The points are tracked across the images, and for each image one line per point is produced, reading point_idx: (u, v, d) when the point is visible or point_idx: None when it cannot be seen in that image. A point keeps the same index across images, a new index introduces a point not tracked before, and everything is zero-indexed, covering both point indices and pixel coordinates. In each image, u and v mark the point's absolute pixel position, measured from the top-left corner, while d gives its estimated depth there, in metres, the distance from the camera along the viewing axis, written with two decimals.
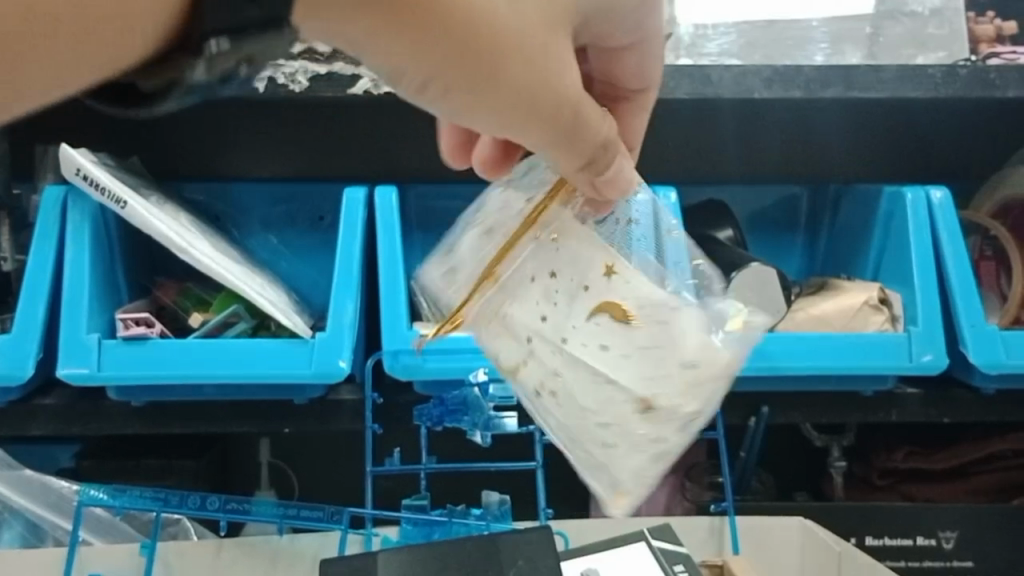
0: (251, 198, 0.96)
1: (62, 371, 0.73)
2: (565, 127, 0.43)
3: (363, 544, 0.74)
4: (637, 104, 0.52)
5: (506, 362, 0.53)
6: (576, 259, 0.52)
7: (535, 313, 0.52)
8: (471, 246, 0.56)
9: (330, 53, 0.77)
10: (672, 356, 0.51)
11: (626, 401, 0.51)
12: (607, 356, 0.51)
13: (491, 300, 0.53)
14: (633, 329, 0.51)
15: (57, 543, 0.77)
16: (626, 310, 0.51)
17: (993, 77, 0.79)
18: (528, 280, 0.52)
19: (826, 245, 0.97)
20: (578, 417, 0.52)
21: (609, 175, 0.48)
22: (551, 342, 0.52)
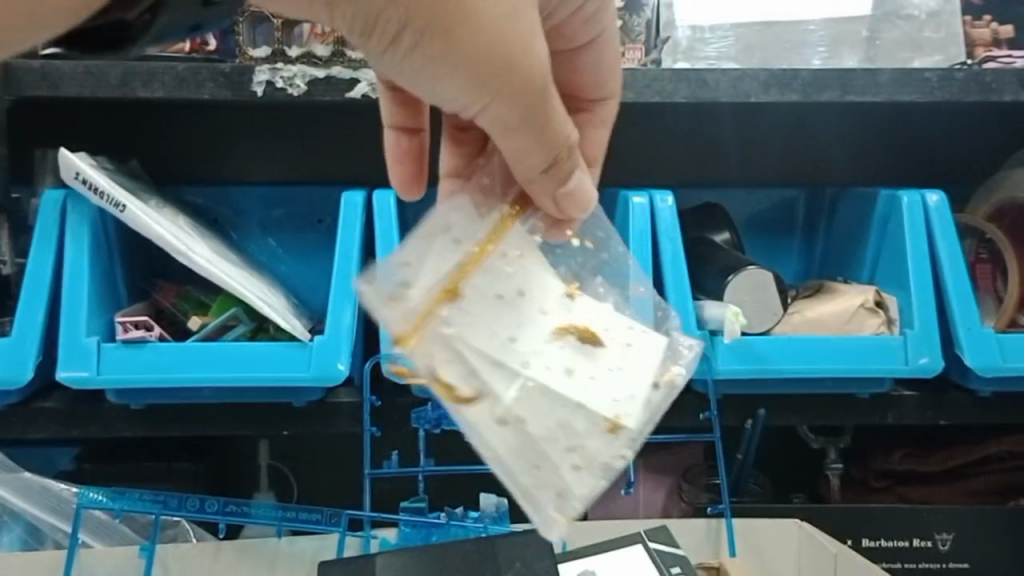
0: (250, 201, 0.96)
1: (62, 374, 0.74)
2: (534, 121, 0.40)
3: (361, 547, 0.75)
4: (599, 113, 0.53)
5: (457, 391, 0.43)
6: (539, 283, 0.47)
7: (497, 336, 0.44)
8: (426, 258, 0.46)
9: (328, 57, 0.77)
10: (636, 375, 0.46)
11: (589, 423, 0.44)
12: (573, 381, 0.44)
13: (455, 318, 0.44)
14: (598, 350, 0.46)
15: (57, 545, 0.77)
16: (593, 332, 0.46)
17: (988, 81, 0.79)
18: (490, 299, 0.45)
19: (823, 248, 0.97)
20: (538, 453, 0.43)
21: (571, 186, 0.46)
22: (512, 367, 0.43)
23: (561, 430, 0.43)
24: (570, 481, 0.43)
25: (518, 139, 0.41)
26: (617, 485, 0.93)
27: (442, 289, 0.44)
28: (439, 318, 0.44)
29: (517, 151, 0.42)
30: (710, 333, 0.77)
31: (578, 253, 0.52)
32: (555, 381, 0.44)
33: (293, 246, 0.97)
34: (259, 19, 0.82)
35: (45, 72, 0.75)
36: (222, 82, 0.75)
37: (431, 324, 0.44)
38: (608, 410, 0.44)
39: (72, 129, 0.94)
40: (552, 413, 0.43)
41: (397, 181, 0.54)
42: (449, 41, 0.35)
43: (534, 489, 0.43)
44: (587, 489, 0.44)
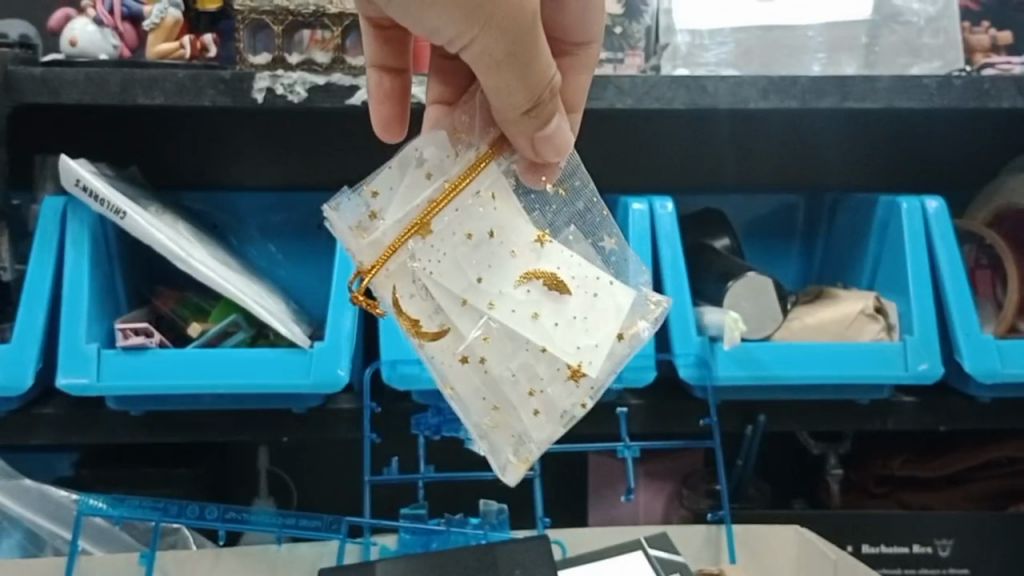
0: (249, 206, 0.96)
1: (61, 381, 0.74)
2: (518, 55, 0.40)
3: (361, 553, 0.75)
4: (581, 59, 0.51)
5: (427, 327, 0.52)
6: (511, 224, 0.51)
7: (466, 277, 0.51)
8: (398, 190, 0.51)
9: (328, 64, 0.79)
10: (599, 324, 0.52)
11: (550, 367, 0.52)
12: (536, 325, 0.51)
13: (423, 254, 0.50)
14: (565, 297, 0.51)
15: (55, 552, 0.78)
16: (561, 279, 0.51)
17: (987, 87, 0.79)
18: (460, 240, 0.50)
19: (821, 254, 0.97)
20: (498, 386, 0.52)
21: (551, 131, 0.45)
22: (479, 307, 0.51)
23: (517, 365, 0.52)
24: (524, 415, 0.53)
25: (503, 74, 0.41)
26: (617, 491, 0.93)
27: (413, 223, 0.50)
28: (406, 252, 0.50)
29: (499, 90, 0.42)
30: (709, 339, 0.77)
31: (552, 201, 0.53)
32: (518, 318, 0.51)
33: (292, 251, 0.97)
34: (261, 24, 0.80)
35: (45, 79, 0.75)
36: (223, 89, 0.75)
37: (399, 256, 0.50)
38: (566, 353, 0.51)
39: (72, 135, 0.94)
40: (511, 349, 0.51)
41: (377, 123, 0.52)
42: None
43: (495, 420, 0.53)
44: (543, 435, 0.53)
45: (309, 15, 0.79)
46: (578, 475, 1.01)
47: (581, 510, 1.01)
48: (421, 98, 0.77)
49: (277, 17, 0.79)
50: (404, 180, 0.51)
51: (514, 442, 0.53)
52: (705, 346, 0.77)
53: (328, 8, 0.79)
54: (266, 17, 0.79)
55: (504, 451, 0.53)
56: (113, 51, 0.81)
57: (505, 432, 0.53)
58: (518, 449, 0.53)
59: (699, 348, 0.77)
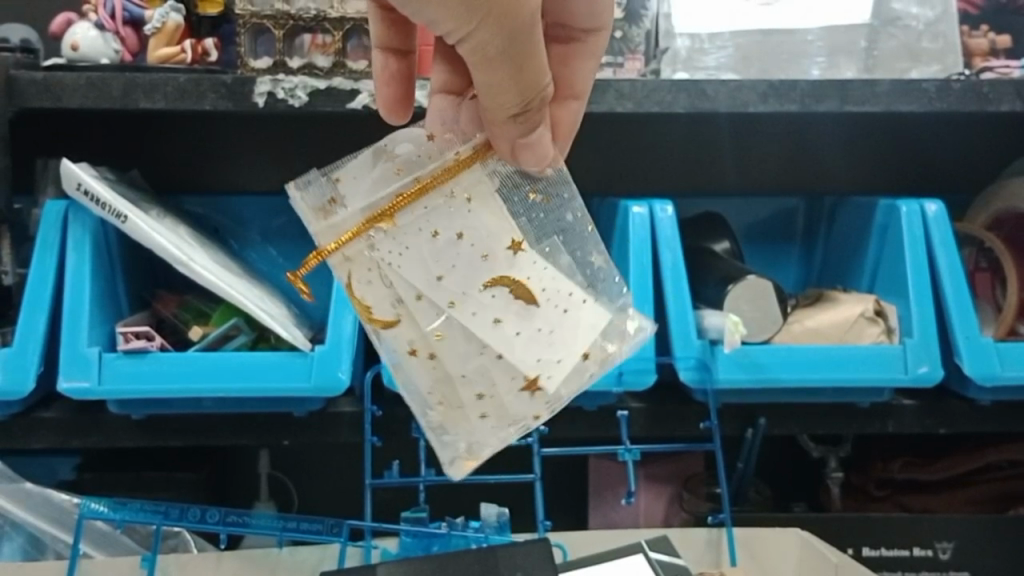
0: (249, 209, 0.96)
1: (63, 385, 0.74)
2: (515, 55, 0.40)
3: (362, 557, 0.75)
4: (591, 46, 0.52)
5: (380, 315, 0.51)
6: (486, 228, 0.50)
7: (427, 273, 0.50)
8: (363, 180, 0.50)
9: (329, 67, 0.78)
10: (564, 341, 0.52)
11: (506, 376, 0.52)
12: (498, 331, 0.51)
13: (383, 244, 0.49)
14: (531, 309, 0.51)
15: (58, 556, 0.77)
16: (532, 291, 0.51)
17: (986, 91, 0.80)
18: (427, 238, 0.49)
19: (821, 256, 0.96)
20: (452, 386, 0.53)
21: (531, 138, 0.46)
22: (442, 308, 0.50)
23: (473, 368, 0.52)
24: (477, 418, 0.54)
25: (496, 72, 0.41)
26: (618, 494, 0.93)
27: (375, 214, 0.49)
28: (365, 241, 0.49)
29: (492, 87, 0.42)
30: (709, 342, 0.77)
31: (538, 210, 0.52)
32: (480, 323, 0.51)
33: (294, 255, 0.96)
34: (261, 29, 0.80)
35: (47, 83, 0.75)
36: (224, 93, 0.76)
37: (358, 243, 0.49)
38: (526, 366, 0.52)
39: (74, 140, 0.94)
40: (469, 351, 0.51)
41: (382, 106, 0.53)
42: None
43: (443, 415, 0.55)
44: (493, 438, 0.55)
45: (310, 20, 0.79)
46: (579, 478, 1.01)
47: (582, 513, 1.01)
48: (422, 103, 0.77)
49: (278, 21, 0.79)
50: (372, 172, 0.51)
51: (464, 440, 0.55)
52: (705, 349, 0.77)
53: (329, 12, 0.79)
54: (266, 22, 0.79)
55: (449, 441, 0.56)
56: (115, 55, 0.81)
57: (455, 430, 0.55)
58: (461, 446, 0.56)
59: (700, 351, 0.77)
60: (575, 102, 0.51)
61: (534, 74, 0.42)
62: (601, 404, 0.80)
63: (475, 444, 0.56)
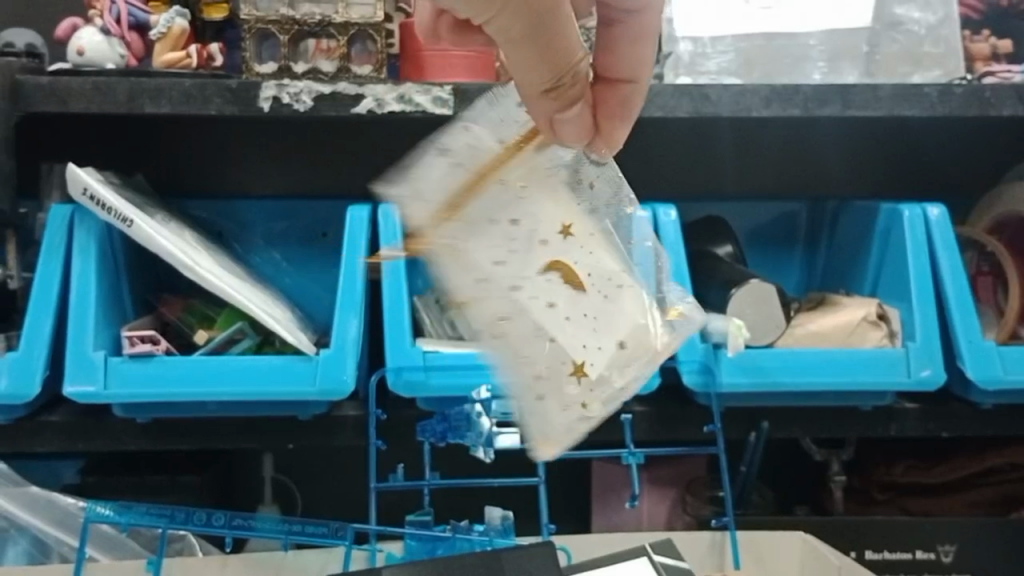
0: (254, 214, 0.97)
1: (69, 389, 0.74)
2: (537, 31, 0.39)
3: (366, 560, 0.75)
4: (638, 28, 0.44)
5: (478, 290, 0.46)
6: (541, 213, 0.47)
7: (488, 253, 0.46)
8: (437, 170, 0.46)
9: (334, 71, 0.79)
10: (609, 326, 0.49)
11: (555, 363, 0.48)
12: (554, 314, 0.47)
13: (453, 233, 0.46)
14: (579, 293, 0.48)
15: (63, 559, 0.77)
16: (580, 275, 0.48)
17: (988, 96, 0.80)
18: (501, 225, 0.46)
19: (823, 261, 0.97)
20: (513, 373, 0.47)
21: (568, 115, 0.44)
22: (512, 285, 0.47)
23: (539, 349, 0.47)
24: (549, 407, 0.49)
25: (523, 49, 0.40)
26: (621, 497, 0.93)
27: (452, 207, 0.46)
28: None
29: (522, 65, 0.41)
30: (713, 346, 0.77)
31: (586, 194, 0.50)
32: (540, 301, 0.47)
33: (298, 259, 0.97)
34: (266, 34, 0.81)
35: (52, 88, 0.75)
36: (229, 98, 0.76)
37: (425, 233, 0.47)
38: (575, 343, 0.48)
39: (78, 144, 0.95)
40: (534, 332, 0.47)
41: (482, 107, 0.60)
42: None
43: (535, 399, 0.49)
44: (565, 425, 0.49)
45: (315, 24, 0.80)
46: (582, 481, 1.01)
47: (585, 516, 1.01)
48: (427, 107, 0.77)
49: (283, 26, 0.80)
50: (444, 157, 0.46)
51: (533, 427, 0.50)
52: (709, 353, 0.77)
53: (334, 17, 0.80)
54: (272, 27, 0.80)
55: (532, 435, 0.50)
56: (120, 60, 0.81)
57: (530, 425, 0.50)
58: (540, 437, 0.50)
59: (703, 355, 0.78)
60: (628, 84, 0.45)
61: (561, 48, 0.40)
62: None
63: (536, 434, 0.50)
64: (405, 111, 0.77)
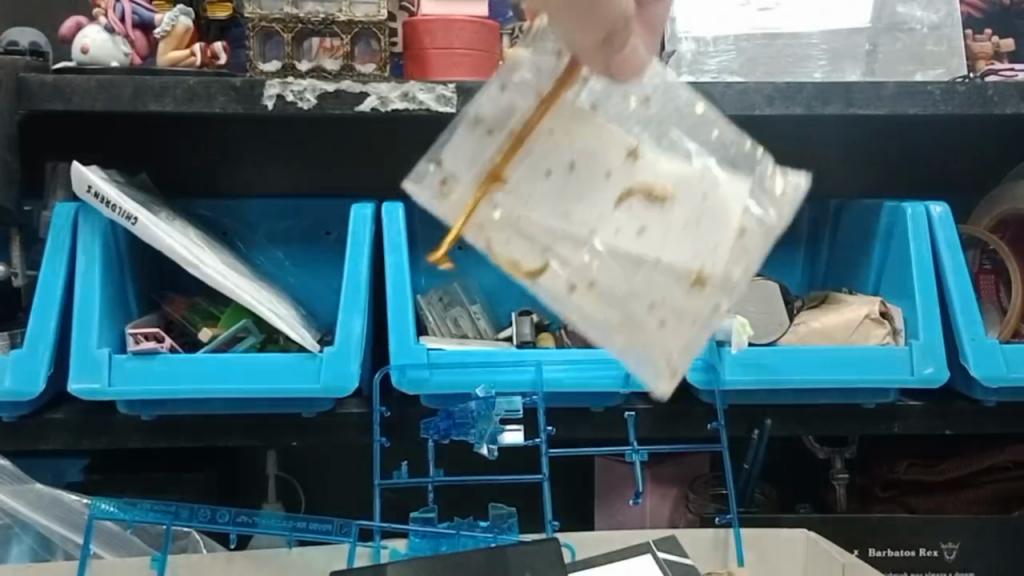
0: (258, 213, 0.96)
1: (74, 386, 0.74)
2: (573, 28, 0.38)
3: (371, 557, 0.75)
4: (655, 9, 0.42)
5: (527, 266, 0.48)
6: (597, 143, 0.47)
7: (557, 208, 0.47)
8: (462, 147, 0.48)
9: (337, 70, 0.79)
10: (689, 238, 0.47)
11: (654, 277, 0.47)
12: (642, 240, 0.47)
13: (538, 199, 0.47)
14: (652, 208, 0.47)
15: (68, 556, 0.78)
16: (660, 189, 0.47)
17: (990, 94, 0.80)
18: (542, 177, 0.47)
19: (827, 258, 0.97)
20: (624, 307, 0.47)
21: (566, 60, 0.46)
22: (580, 236, 0.47)
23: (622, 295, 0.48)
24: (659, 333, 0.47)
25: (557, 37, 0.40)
26: (624, 495, 0.93)
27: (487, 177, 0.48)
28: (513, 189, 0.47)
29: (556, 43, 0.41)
30: (717, 343, 0.77)
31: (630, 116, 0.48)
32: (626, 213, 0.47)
33: (302, 258, 0.97)
34: (270, 32, 0.80)
35: (57, 85, 0.75)
36: (233, 96, 0.76)
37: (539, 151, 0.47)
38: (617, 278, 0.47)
39: (83, 142, 0.95)
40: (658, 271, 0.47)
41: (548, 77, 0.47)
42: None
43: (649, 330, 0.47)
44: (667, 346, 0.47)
45: (318, 23, 0.80)
46: (584, 479, 1.01)
47: (589, 514, 1.01)
48: (430, 105, 0.77)
49: (287, 24, 0.80)
50: (469, 132, 0.48)
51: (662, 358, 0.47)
52: (713, 352, 0.77)
53: (338, 16, 0.80)
54: (275, 25, 0.80)
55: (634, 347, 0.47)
56: (125, 59, 0.81)
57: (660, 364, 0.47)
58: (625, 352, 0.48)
59: (707, 353, 0.78)
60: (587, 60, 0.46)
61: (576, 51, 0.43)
62: (607, 404, 0.81)
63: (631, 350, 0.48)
64: (408, 109, 0.77)
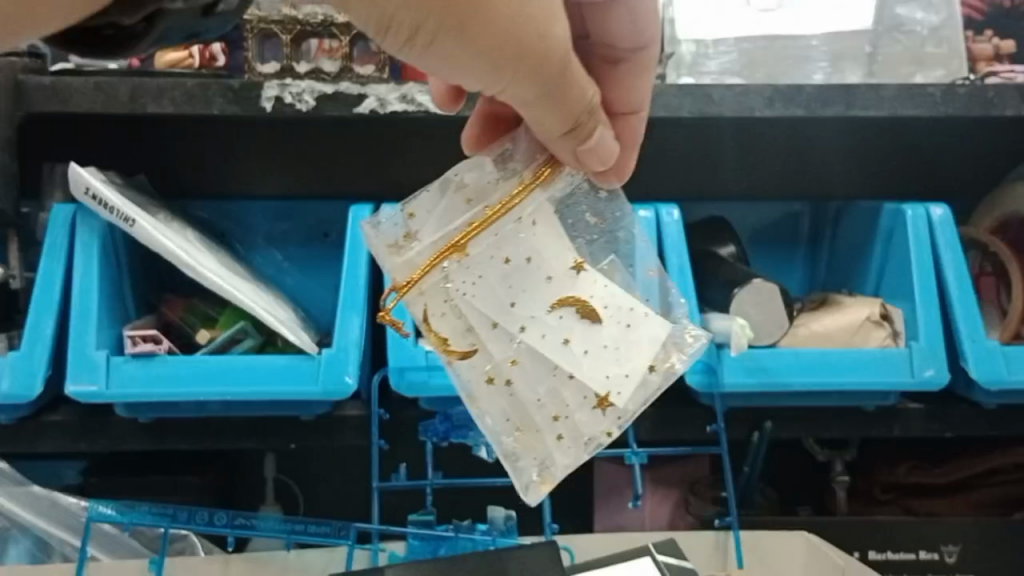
0: (257, 216, 0.98)
1: (71, 388, 0.74)
2: (552, 93, 0.44)
3: (370, 559, 0.75)
4: (637, 63, 0.53)
5: (456, 346, 0.51)
6: (548, 249, 0.50)
7: (499, 299, 0.50)
8: (435, 211, 0.51)
9: (336, 72, 0.79)
10: (633, 356, 0.51)
11: (577, 395, 0.51)
12: (567, 350, 0.50)
13: (457, 275, 0.50)
14: (598, 326, 0.50)
15: (65, 558, 0.78)
16: (594, 308, 0.50)
17: (990, 95, 0.80)
18: (497, 264, 0.50)
19: (826, 262, 0.98)
20: (523, 409, 0.52)
21: (592, 144, 0.49)
22: (510, 329, 0.50)
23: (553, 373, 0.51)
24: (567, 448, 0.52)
25: (545, 110, 0.45)
26: (623, 497, 0.93)
27: (449, 245, 0.49)
28: (440, 273, 0.50)
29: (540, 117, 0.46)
30: (716, 346, 0.77)
31: (590, 230, 0.53)
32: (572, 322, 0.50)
33: (300, 259, 0.98)
34: (268, 34, 0.81)
35: (55, 87, 0.75)
36: (231, 98, 0.76)
37: (478, 240, 0.49)
38: (540, 372, 0.51)
39: (82, 144, 0.95)
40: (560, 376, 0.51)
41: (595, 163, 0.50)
42: (466, 34, 0.38)
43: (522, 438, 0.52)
44: (568, 460, 0.52)
45: (316, 25, 0.80)
46: (584, 481, 1.01)
47: (589, 517, 1.01)
48: (429, 107, 0.77)
49: (286, 26, 0.80)
50: (455, 208, 0.51)
51: (537, 463, 0.52)
52: (712, 354, 0.77)
53: (337, 18, 0.80)
54: (274, 27, 0.80)
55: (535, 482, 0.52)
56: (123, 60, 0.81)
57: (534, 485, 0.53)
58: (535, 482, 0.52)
59: (708, 355, 0.77)
60: (635, 116, 0.54)
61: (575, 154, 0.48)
62: None
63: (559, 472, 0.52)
64: (407, 111, 0.77)
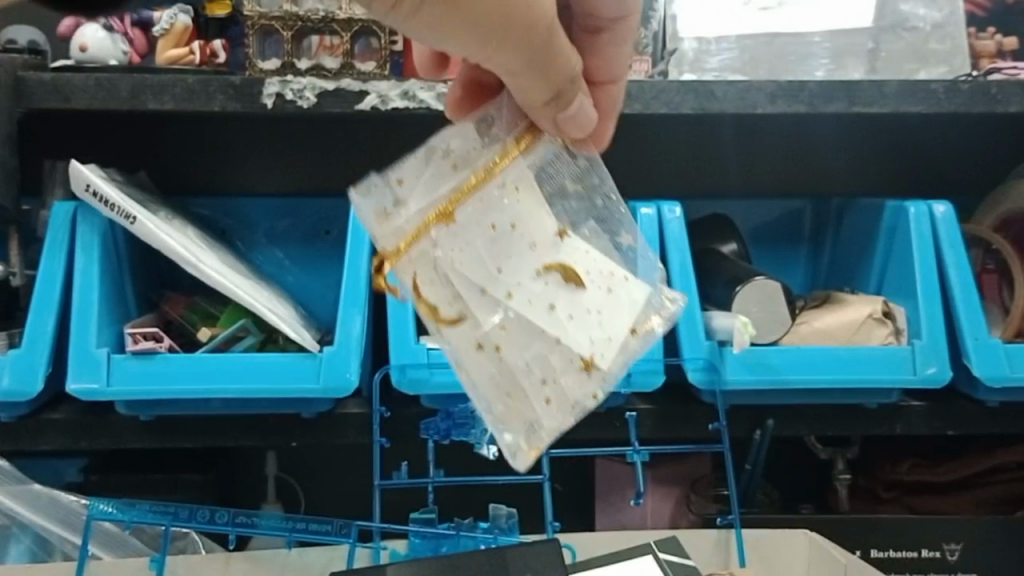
0: (258, 212, 0.97)
1: (72, 386, 0.74)
2: (536, 56, 0.43)
3: (371, 558, 0.74)
4: (622, 34, 0.49)
5: (444, 314, 0.48)
6: (534, 212, 0.48)
7: (484, 266, 0.48)
8: (420, 176, 0.49)
9: (337, 69, 0.79)
10: (615, 319, 0.49)
11: (565, 360, 0.48)
12: (555, 317, 0.48)
13: (444, 241, 0.47)
14: (582, 291, 0.48)
15: (66, 556, 0.77)
16: (578, 272, 0.48)
17: (994, 92, 0.80)
18: (483, 229, 0.47)
19: (829, 258, 0.96)
20: (513, 378, 0.49)
21: (573, 112, 0.47)
22: (497, 299, 0.48)
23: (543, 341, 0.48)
24: (556, 414, 0.49)
25: (521, 76, 0.44)
26: (625, 495, 0.93)
27: (435, 209, 0.48)
28: (427, 238, 0.48)
29: (522, 85, 0.45)
30: (717, 344, 0.78)
31: (573, 196, 0.50)
32: (558, 287, 0.48)
33: (300, 257, 0.97)
34: (270, 31, 0.80)
35: (55, 84, 0.75)
36: (232, 94, 0.76)
37: (466, 201, 0.47)
38: (517, 340, 0.48)
39: (83, 141, 0.95)
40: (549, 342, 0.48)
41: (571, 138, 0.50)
42: (455, 4, 0.39)
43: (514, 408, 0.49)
44: (555, 425, 0.49)
45: (317, 21, 0.80)
46: (585, 479, 1.01)
47: (590, 515, 1.01)
48: (431, 104, 0.77)
49: (286, 22, 0.79)
50: (443, 175, 0.48)
51: (525, 430, 0.50)
52: (713, 351, 0.77)
53: (338, 14, 0.80)
54: (275, 23, 0.80)
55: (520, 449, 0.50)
56: (123, 57, 0.81)
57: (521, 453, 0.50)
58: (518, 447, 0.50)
59: (708, 352, 0.77)
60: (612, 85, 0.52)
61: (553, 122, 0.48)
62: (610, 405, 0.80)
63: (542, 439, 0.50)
64: (410, 108, 0.77)
